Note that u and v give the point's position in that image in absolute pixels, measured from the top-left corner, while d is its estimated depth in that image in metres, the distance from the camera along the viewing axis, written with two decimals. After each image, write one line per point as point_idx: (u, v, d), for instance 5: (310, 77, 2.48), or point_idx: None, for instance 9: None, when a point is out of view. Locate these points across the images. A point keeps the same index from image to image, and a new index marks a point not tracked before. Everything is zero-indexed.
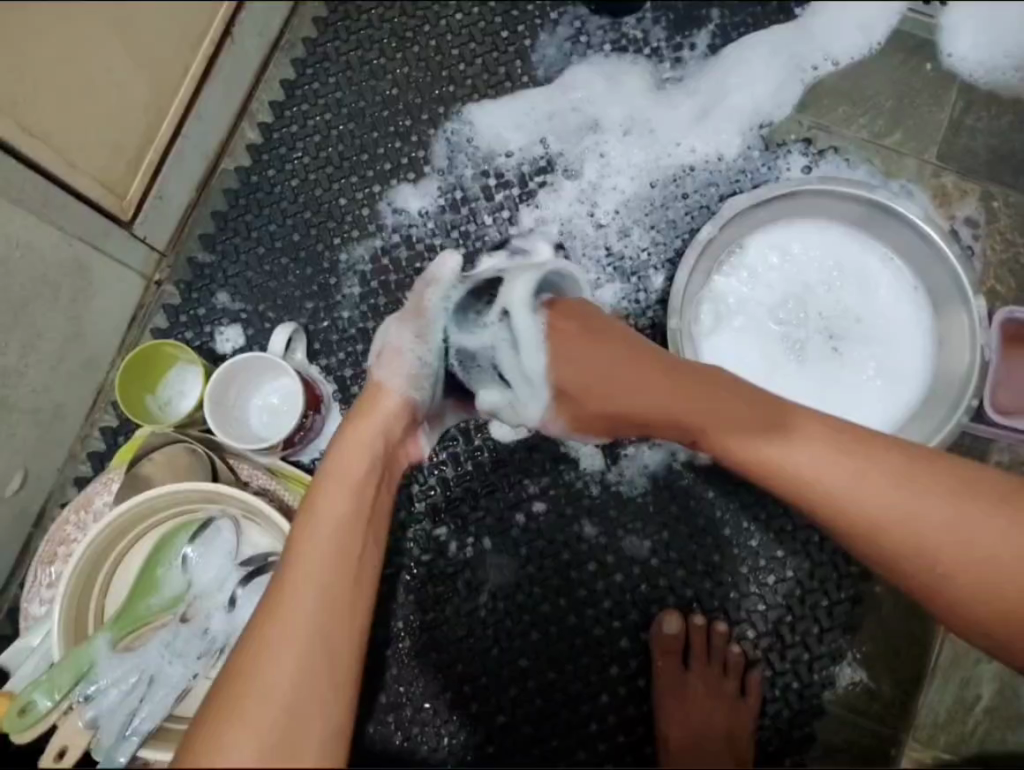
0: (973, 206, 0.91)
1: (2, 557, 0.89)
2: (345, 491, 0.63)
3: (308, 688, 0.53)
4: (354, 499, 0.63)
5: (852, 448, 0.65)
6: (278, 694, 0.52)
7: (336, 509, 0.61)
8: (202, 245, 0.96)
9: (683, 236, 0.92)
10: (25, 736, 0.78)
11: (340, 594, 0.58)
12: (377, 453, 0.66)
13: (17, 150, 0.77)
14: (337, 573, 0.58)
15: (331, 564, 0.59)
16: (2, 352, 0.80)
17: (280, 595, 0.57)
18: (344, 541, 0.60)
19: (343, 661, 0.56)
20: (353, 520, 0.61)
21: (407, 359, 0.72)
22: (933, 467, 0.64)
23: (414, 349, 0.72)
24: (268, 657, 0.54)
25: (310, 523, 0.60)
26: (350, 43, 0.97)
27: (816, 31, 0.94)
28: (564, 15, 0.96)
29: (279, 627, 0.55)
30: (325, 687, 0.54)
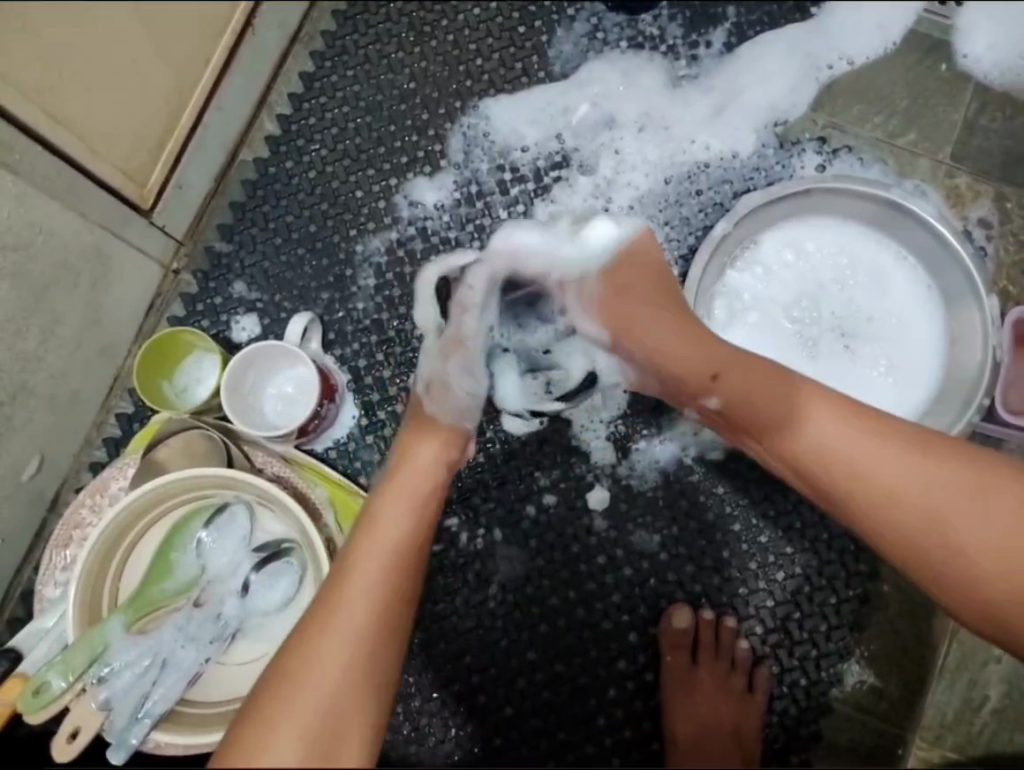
0: (987, 207, 0.92)
1: (18, 540, 0.90)
2: (402, 511, 0.66)
3: (357, 685, 0.56)
4: (413, 516, 0.66)
5: (868, 426, 0.65)
6: (329, 688, 0.55)
7: (393, 522, 0.65)
8: (220, 234, 0.97)
9: (697, 233, 0.93)
10: (38, 716, 0.79)
11: (390, 601, 0.61)
12: (435, 481, 0.70)
13: (43, 137, 0.78)
14: (389, 582, 0.62)
15: (385, 573, 0.62)
16: (23, 336, 0.82)
17: (332, 599, 0.60)
18: (399, 551, 0.63)
19: (385, 662, 0.58)
20: (408, 536, 0.65)
21: (455, 390, 0.76)
22: (944, 447, 0.65)
23: (457, 377, 0.76)
24: (320, 655, 0.56)
25: (368, 535, 0.64)
26: (369, 36, 0.98)
27: (831, 30, 0.94)
28: (581, 12, 0.96)
29: (332, 628, 0.58)
30: (372, 686, 0.57)
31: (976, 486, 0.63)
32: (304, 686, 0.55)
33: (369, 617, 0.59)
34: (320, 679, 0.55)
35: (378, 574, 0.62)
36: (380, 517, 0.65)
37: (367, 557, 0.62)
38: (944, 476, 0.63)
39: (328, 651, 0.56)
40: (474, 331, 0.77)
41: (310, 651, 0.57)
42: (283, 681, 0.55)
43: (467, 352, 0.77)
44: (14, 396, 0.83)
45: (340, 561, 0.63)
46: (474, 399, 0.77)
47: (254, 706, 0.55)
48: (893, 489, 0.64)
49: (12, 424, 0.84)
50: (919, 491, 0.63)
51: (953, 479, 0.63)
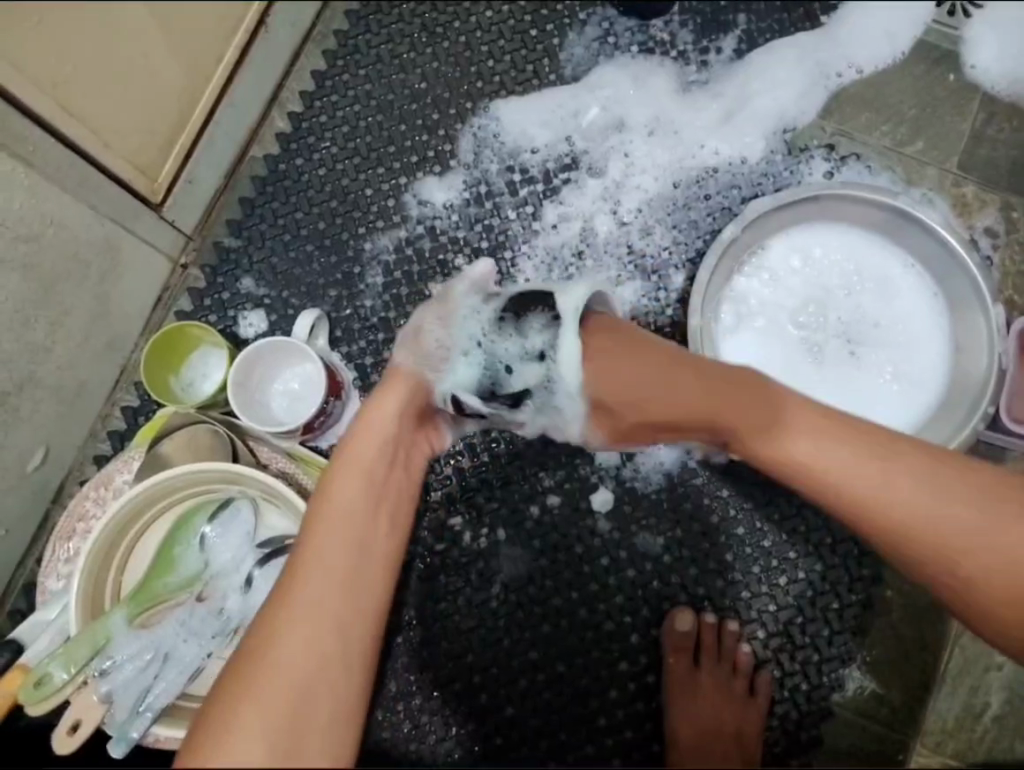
0: (993, 217, 0.92)
1: (22, 530, 0.90)
2: (361, 479, 0.63)
3: (329, 667, 0.53)
4: (370, 489, 0.63)
5: (842, 438, 0.66)
6: (298, 673, 0.52)
7: (354, 497, 0.62)
8: (228, 230, 0.97)
9: (705, 237, 0.93)
10: (39, 707, 0.79)
11: (356, 580, 0.58)
12: (396, 438, 0.67)
13: (57, 129, 0.79)
14: (357, 560, 0.59)
15: (351, 551, 0.59)
16: (31, 327, 0.82)
17: (295, 580, 0.57)
18: (364, 527, 0.61)
19: (358, 642, 0.56)
20: (371, 512, 0.62)
21: (426, 338, 0.73)
22: (915, 450, 0.66)
23: (432, 328, 0.73)
24: (286, 639, 0.53)
25: (329, 512, 0.61)
26: (382, 36, 0.98)
27: (841, 39, 0.95)
28: (592, 16, 0.97)
29: (298, 611, 0.55)
30: (345, 666, 0.54)
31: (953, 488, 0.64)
32: (272, 674, 0.52)
33: (336, 596, 0.56)
34: (288, 664, 0.52)
35: (343, 551, 0.59)
36: (338, 492, 0.62)
37: (332, 533, 0.59)
38: (918, 477, 0.64)
39: (296, 636, 0.54)
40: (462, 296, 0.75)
41: (274, 635, 0.54)
42: (249, 668, 0.53)
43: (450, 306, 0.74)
44: (21, 386, 0.83)
45: (301, 539, 0.60)
46: (448, 348, 0.73)
47: (218, 697, 0.52)
48: (871, 494, 0.64)
49: (18, 414, 0.84)
50: (894, 494, 0.64)
51: (924, 479, 0.64)
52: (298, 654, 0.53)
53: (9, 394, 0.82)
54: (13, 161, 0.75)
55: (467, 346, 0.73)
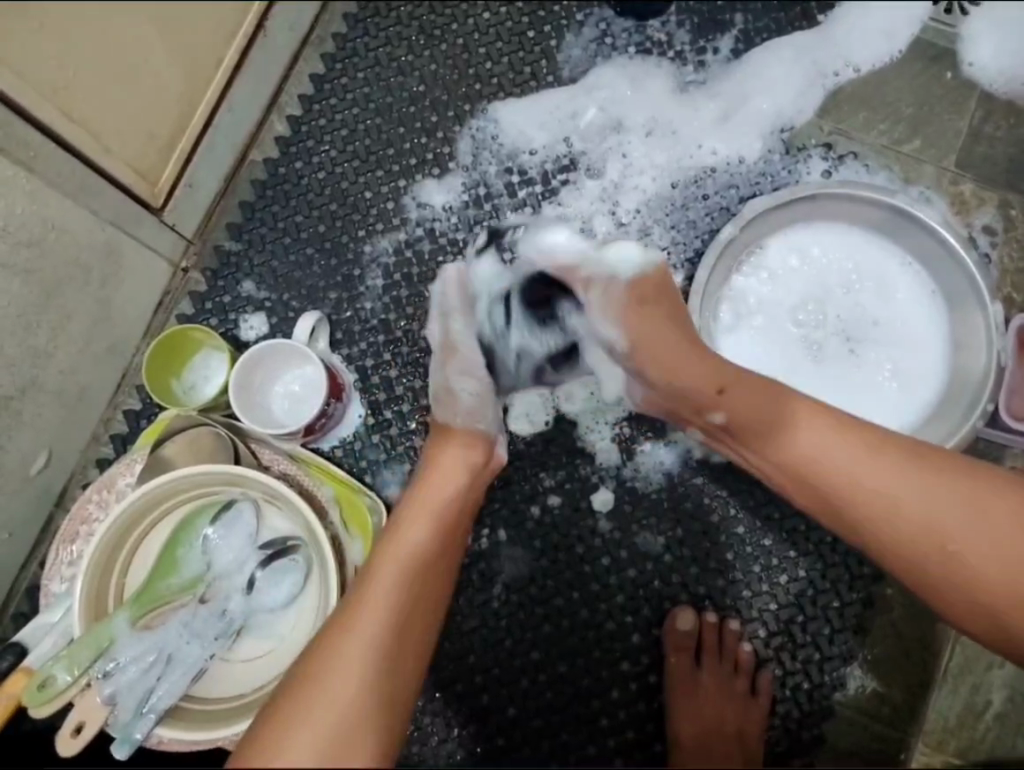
0: (991, 214, 0.92)
1: (25, 533, 0.91)
2: (429, 526, 0.67)
3: (381, 688, 0.57)
4: (434, 528, 0.67)
5: (861, 440, 0.66)
6: (354, 689, 0.56)
7: (420, 534, 0.66)
8: (229, 233, 0.97)
9: (703, 237, 0.93)
10: (43, 710, 0.79)
11: (416, 611, 0.62)
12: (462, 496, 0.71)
13: (59, 136, 0.79)
14: (416, 591, 0.63)
15: (412, 583, 0.63)
16: (34, 332, 0.83)
17: (359, 600, 0.61)
18: (426, 562, 0.65)
19: (409, 672, 0.60)
20: (431, 550, 0.66)
21: (461, 397, 0.77)
22: (935, 457, 0.66)
23: (461, 384, 0.77)
24: (346, 654, 0.57)
25: (395, 542, 0.65)
26: (380, 39, 0.99)
27: (838, 38, 0.95)
28: (589, 17, 0.97)
29: (357, 628, 0.59)
30: (396, 693, 0.58)
31: (972, 495, 0.64)
32: (331, 686, 0.56)
33: (395, 624, 0.60)
34: (344, 678, 0.56)
35: (405, 580, 0.63)
36: (405, 527, 0.66)
37: (396, 565, 0.63)
38: (938, 484, 0.64)
39: (356, 654, 0.58)
40: (468, 340, 0.77)
41: (337, 648, 0.58)
42: (308, 685, 0.56)
43: (465, 355, 0.77)
44: (24, 390, 0.84)
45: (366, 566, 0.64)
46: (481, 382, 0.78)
47: (278, 704, 0.56)
48: (889, 498, 0.64)
49: (20, 418, 0.85)
50: (915, 499, 0.64)
51: (946, 487, 0.64)
52: (354, 671, 0.57)
53: (11, 398, 0.83)
54: (15, 167, 0.76)
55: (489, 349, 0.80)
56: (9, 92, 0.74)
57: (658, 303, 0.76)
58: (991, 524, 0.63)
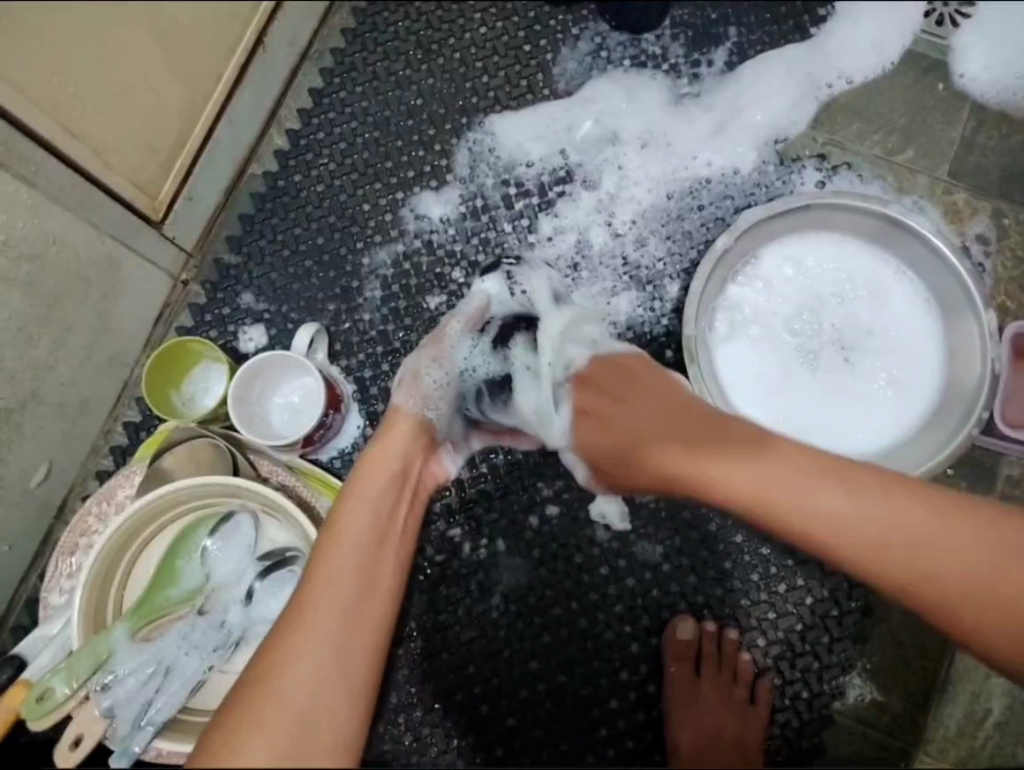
0: (985, 223, 0.93)
1: (25, 545, 0.91)
2: (366, 511, 0.67)
3: (332, 688, 0.56)
4: (374, 526, 0.66)
5: (836, 485, 0.64)
6: (305, 690, 0.55)
7: (359, 535, 0.65)
8: (228, 246, 0.98)
9: (698, 247, 0.94)
10: (41, 723, 0.80)
11: (358, 604, 0.61)
12: (397, 477, 0.71)
13: (58, 148, 0.80)
14: (358, 591, 0.62)
15: (355, 585, 0.62)
16: (34, 344, 0.83)
17: (300, 609, 0.60)
18: (367, 561, 0.64)
19: (360, 668, 0.59)
20: (373, 548, 0.65)
21: (423, 381, 0.81)
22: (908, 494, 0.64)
23: (430, 371, 0.82)
24: (294, 658, 0.57)
25: (333, 539, 0.65)
26: (378, 54, 1.00)
27: (830, 50, 0.96)
28: (585, 31, 0.98)
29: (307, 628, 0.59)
30: (349, 689, 0.57)
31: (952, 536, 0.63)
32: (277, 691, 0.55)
33: (339, 627, 0.59)
34: (295, 679, 0.56)
35: (345, 584, 0.62)
36: (345, 528, 0.65)
37: (334, 570, 0.62)
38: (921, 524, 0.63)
39: (303, 658, 0.57)
40: (460, 342, 0.85)
41: (284, 653, 0.57)
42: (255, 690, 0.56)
43: (445, 353, 0.84)
44: (24, 402, 0.84)
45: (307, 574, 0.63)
46: (441, 392, 0.81)
47: (226, 716, 0.55)
48: (873, 546, 0.63)
49: (21, 431, 0.85)
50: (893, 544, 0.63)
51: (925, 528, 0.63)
52: (302, 675, 0.56)
53: (12, 410, 0.83)
54: (16, 182, 0.76)
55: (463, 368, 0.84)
56: (8, 108, 0.75)
57: (612, 402, 0.75)
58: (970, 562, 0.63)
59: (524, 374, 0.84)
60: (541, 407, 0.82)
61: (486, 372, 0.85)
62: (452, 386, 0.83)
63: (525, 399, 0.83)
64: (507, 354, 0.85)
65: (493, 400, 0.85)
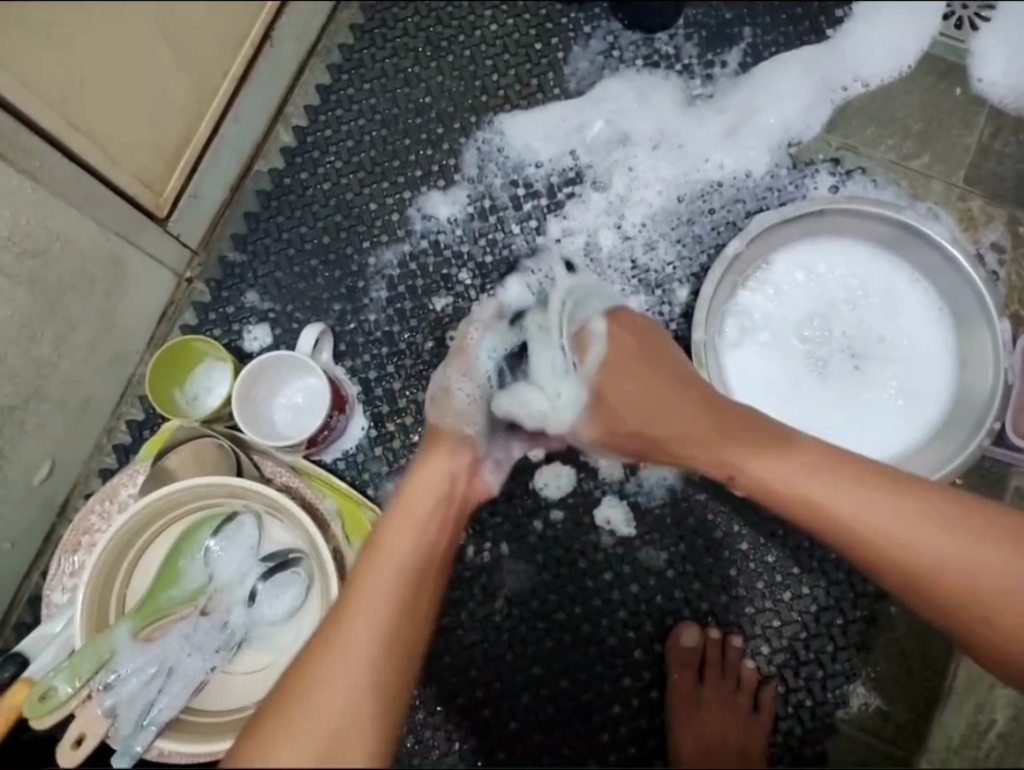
0: (1000, 231, 0.92)
1: (27, 544, 0.91)
2: (411, 524, 0.66)
3: (370, 698, 0.56)
4: (422, 529, 0.66)
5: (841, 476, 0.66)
6: (338, 708, 0.55)
7: (405, 541, 0.65)
8: (233, 244, 0.97)
9: (709, 252, 0.93)
10: (43, 721, 0.79)
11: (397, 621, 0.61)
12: (444, 488, 0.69)
13: (63, 144, 0.79)
14: (400, 602, 0.61)
15: (397, 595, 0.62)
16: (37, 342, 0.83)
17: (342, 616, 0.60)
18: (413, 572, 0.63)
19: (396, 686, 0.58)
20: (422, 555, 0.65)
21: (456, 396, 0.75)
22: (907, 487, 0.66)
23: (460, 382, 0.75)
24: (328, 670, 0.57)
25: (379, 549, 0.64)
26: (386, 50, 0.98)
27: (846, 53, 0.94)
28: (597, 29, 0.97)
29: (345, 642, 0.58)
30: (383, 704, 0.57)
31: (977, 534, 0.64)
32: (313, 703, 0.55)
33: (379, 639, 0.59)
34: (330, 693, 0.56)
35: (387, 591, 0.61)
36: (391, 534, 0.65)
37: (378, 575, 0.62)
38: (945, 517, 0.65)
39: (345, 666, 0.57)
40: (481, 342, 0.77)
41: (321, 665, 0.57)
42: (291, 704, 0.56)
43: (471, 360, 0.76)
44: (27, 401, 0.84)
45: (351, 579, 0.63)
46: (479, 401, 0.75)
47: (259, 726, 0.55)
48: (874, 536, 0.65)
49: (23, 429, 0.85)
50: (920, 537, 0.64)
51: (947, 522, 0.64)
52: (340, 686, 0.56)
53: (15, 408, 0.83)
54: (20, 177, 0.75)
55: (488, 364, 0.76)
56: (13, 102, 0.74)
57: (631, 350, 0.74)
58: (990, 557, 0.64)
59: (537, 339, 0.77)
60: (559, 363, 0.75)
61: (506, 351, 0.77)
62: (483, 397, 0.75)
63: (546, 361, 0.75)
64: (521, 327, 0.78)
65: (516, 382, 0.76)
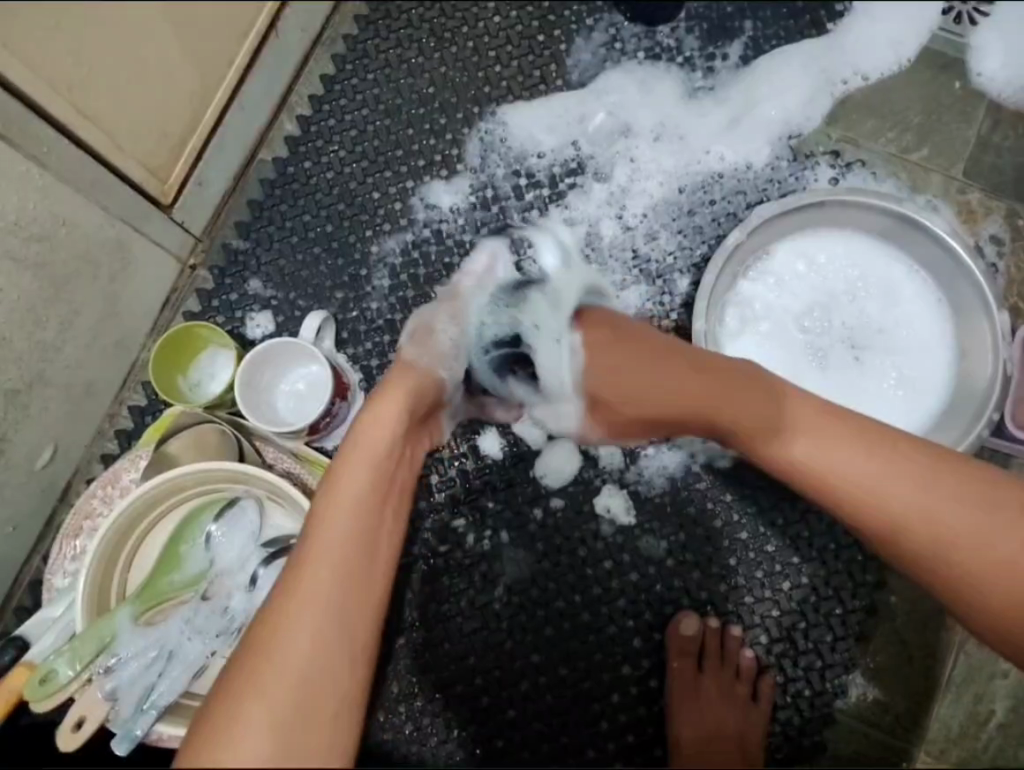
0: (999, 224, 0.92)
1: (28, 529, 0.91)
2: (370, 471, 0.63)
3: (333, 654, 0.54)
4: (378, 472, 0.63)
5: (855, 439, 0.67)
6: (301, 666, 0.52)
7: (361, 490, 0.61)
8: (237, 232, 0.98)
9: (709, 243, 0.93)
10: (44, 703, 0.80)
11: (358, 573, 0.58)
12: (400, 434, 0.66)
13: (73, 132, 0.80)
14: (364, 553, 0.59)
15: (357, 542, 0.59)
16: (43, 326, 0.83)
17: (301, 567, 0.57)
18: (369, 519, 0.60)
19: (359, 638, 0.56)
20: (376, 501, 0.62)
21: (439, 337, 0.75)
22: (925, 454, 0.66)
23: (444, 327, 0.76)
24: (290, 631, 0.54)
25: (335, 496, 0.61)
26: (390, 41, 0.99)
27: (845, 46, 0.95)
28: (599, 21, 0.98)
29: (307, 593, 0.55)
30: (349, 657, 0.55)
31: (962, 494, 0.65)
32: (278, 663, 0.52)
33: (340, 588, 0.56)
34: (293, 658, 0.53)
35: (349, 540, 0.58)
36: (344, 481, 0.62)
37: (333, 523, 0.59)
38: (928, 475, 0.65)
39: (306, 620, 0.54)
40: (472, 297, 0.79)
41: (281, 623, 0.54)
42: (256, 660, 0.53)
43: (461, 310, 0.78)
44: (31, 384, 0.84)
45: (309, 521, 0.60)
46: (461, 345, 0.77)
47: (226, 683, 0.53)
48: (882, 498, 0.65)
49: (28, 412, 0.85)
50: (919, 500, 0.65)
51: (929, 475, 0.65)
52: (303, 643, 0.53)
53: (19, 391, 0.83)
54: (27, 162, 0.76)
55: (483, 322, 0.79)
56: (23, 87, 0.75)
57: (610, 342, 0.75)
58: (971, 512, 0.64)
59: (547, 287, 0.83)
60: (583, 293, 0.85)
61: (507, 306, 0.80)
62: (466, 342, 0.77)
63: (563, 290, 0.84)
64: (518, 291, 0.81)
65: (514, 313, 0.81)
